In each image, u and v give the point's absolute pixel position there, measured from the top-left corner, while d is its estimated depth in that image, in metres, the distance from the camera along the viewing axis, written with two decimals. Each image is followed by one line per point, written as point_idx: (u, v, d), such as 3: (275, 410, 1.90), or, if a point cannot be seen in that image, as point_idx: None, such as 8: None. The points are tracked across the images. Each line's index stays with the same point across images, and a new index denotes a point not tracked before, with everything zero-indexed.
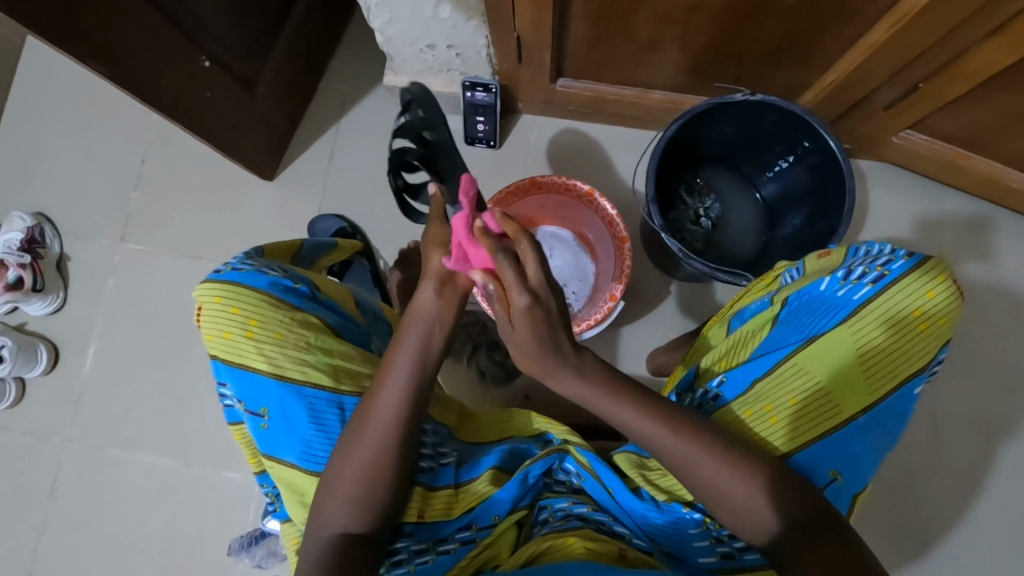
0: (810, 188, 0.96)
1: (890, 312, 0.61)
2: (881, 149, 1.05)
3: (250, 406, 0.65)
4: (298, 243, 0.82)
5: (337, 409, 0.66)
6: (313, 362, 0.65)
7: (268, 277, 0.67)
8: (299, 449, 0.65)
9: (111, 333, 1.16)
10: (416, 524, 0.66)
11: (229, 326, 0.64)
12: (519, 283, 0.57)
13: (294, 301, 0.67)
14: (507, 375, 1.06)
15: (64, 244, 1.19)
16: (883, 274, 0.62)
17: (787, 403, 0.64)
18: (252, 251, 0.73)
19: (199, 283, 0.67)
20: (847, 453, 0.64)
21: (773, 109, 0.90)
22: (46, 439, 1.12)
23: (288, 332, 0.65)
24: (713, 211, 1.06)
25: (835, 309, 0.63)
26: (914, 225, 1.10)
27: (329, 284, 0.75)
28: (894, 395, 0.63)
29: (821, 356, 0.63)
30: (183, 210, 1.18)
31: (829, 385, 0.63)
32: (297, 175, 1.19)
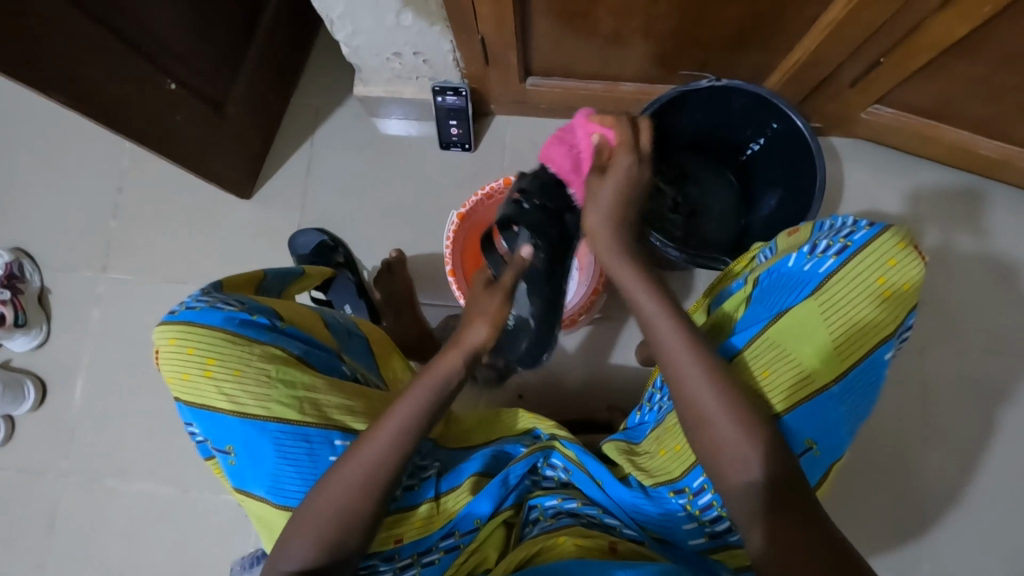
0: (784, 171, 0.97)
1: (856, 281, 0.62)
2: (851, 125, 1.06)
3: (217, 444, 0.66)
4: (261, 274, 0.80)
5: (303, 442, 0.65)
6: (275, 396, 0.64)
7: (223, 312, 0.66)
8: (268, 483, 0.65)
9: (98, 364, 1.15)
10: (397, 547, 0.67)
11: (188, 367, 0.64)
12: (628, 144, 0.74)
13: (252, 335, 0.66)
14: (499, 377, 1.03)
15: (44, 278, 1.18)
16: (846, 245, 0.63)
17: (760, 376, 0.64)
18: (210, 287, 0.72)
19: (158, 326, 0.67)
20: (821, 422, 0.64)
21: (739, 93, 0.91)
22: (40, 475, 1.11)
23: (246, 368, 0.64)
24: (691, 197, 1.05)
25: (803, 282, 0.65)
26: (890, 198, 1.10)
27: (294, 312, 0.74)
28: (865, 363, 0.64)
29: (791, 329, 0.64)
30: (162, 235, 1.18)
31: (802, 357, 0.63)
32: (275, 192, 1.18)
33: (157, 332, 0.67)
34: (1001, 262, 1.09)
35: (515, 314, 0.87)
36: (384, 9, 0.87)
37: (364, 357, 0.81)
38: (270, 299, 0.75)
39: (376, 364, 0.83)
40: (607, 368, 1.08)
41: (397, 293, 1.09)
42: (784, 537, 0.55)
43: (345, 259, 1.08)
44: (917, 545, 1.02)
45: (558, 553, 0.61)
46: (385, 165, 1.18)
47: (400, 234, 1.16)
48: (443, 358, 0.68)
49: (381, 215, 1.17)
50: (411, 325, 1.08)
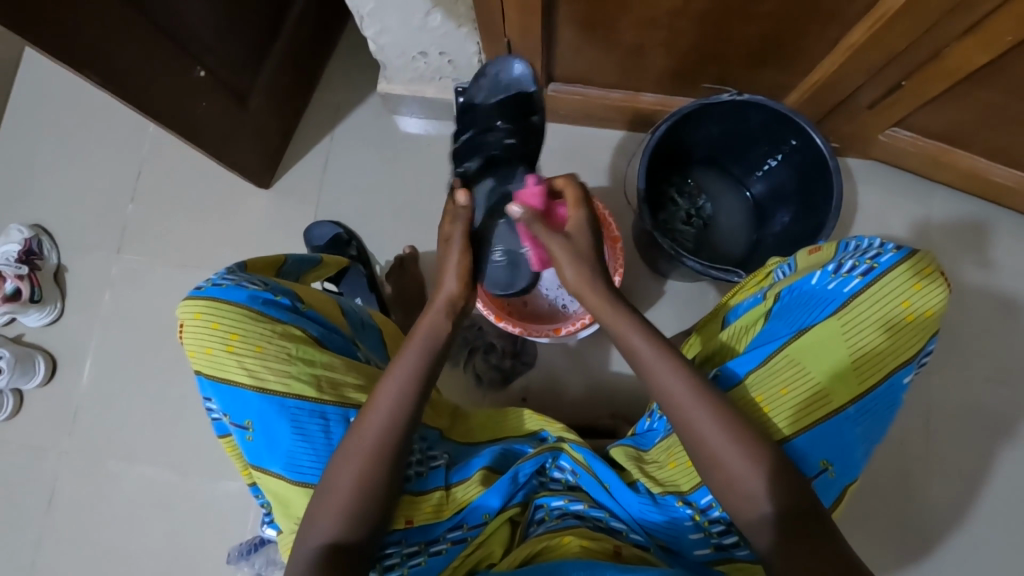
0: (798, 187, 0.97)
1: (881, 304, 0.62)
2: (866, 147, 1.07)
3: (234, 420, 0.66)
4: (282, 259, 0.81)
5: (320, 421, 0.66)
6: (295, 373, 0.65)
7: (248, 291, 0.67)
8: (284, 460, 0.66)
9: (108, 344, 1.16)
10: (405, 530, 0.67)
11: (211, 341, 0.65)
12: (578, 199, 0.70)
13: (275, 314, 0.67)
14: (503, 377, 1.07)
15: (61, 256, 1.19)
16: (872, 267, 0.63)
17: (778, 393, 0.64)
18: (235, 266, 0.73)
19: (181, 300, 0.68)
20: (836, 443, 0.64)
21: (758, 109, 0.91)
22: (45, 450, 1.12)
23: (268, 345, 0.65)
24: (704, 211, 1.07)
25: (827, 301, 0.64)
26: (904, 223, 1.11)
27: (314, 296, 0.75)
28: (884, 385, 0.64)
29: (811, 346, 0.64)
30: (179, 220, 1.20)
31: (819, 375, 0.63)
32: (293, 183, 1.20)
33: (179, 306, 0.68)
34: (1008, 291, 1.09)
35: (503, 248, 0.85)
36: (412, 9, 0.88)
37: (376, 346, 0.83)
38: (291, 283, 0.77)
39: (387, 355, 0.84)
40: (612, 375, 1.08)
41: (407, 289, 1.11)
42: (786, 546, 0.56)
43: (358, 254, 1.11)
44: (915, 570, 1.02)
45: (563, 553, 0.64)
46: (401, 162, 1.20)
47: (414, 232, 1.17)
48: (427, 316, 0.69)
49: (396, 211, 1.18)
50: None
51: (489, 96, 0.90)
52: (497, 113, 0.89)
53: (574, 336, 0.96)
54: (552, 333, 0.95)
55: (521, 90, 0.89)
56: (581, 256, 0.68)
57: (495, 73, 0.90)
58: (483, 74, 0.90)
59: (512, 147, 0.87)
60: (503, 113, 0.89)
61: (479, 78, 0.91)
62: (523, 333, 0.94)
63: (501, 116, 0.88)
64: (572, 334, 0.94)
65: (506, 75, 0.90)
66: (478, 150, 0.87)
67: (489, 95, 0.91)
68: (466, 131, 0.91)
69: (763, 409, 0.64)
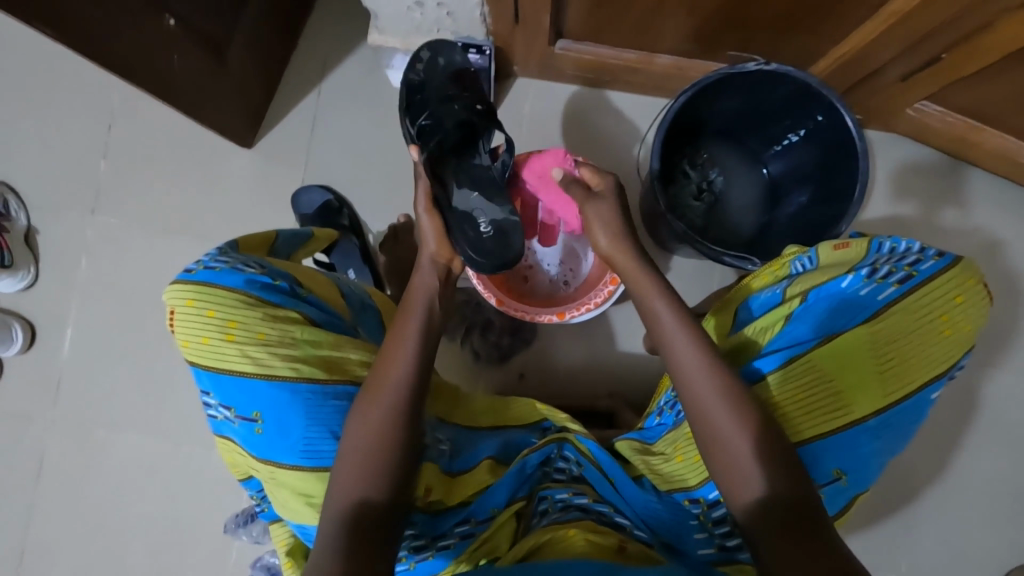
0: (820, 162, 0.90)
1: (915, 315, 0.63)
2: (891, 120, 1.01)
3: (242, 412, 0.61)
4: (272, 235, 0.76)
5: (335, 403, 0.62)
6: (303, 357, 0.62)
7: (243, 275, 0.62)
8: (300, 448, 0.61)
9: (88, 312, 1.11)
10: (420, 515, 0.68)
11: (207, 330, 0.61)
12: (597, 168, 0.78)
13: (274, 298, 0.62)
14: (501, 356, 1.06)
15: (30, 217, 1.12)
16: (911, 275, 0.63)
17: (800, 398, 0.62)
18: (226, 245, 0.68)
19: (169, 285, 0.63)
20: (853, 455, 0.64)
21: (785, 82, 0.84)
22: (31, 420, 1.09)
23: (271, 331, 0.61)
24: (716, 184, 1.01)
25: (859, 307, 0.64)
26: (922, 202, 1.06)
27: (313, 276, 0.70)
28: (909, 400, 0.64)
29: (841, 353, 0.63)
30: (157, 181, 1.12)
31: (845, 384, 0.62)
32: (279, 144, 1.12)
33: (167, 292, 0.63)
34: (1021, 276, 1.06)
35: (486, 219, 0.81)
36: None
37: (378, 328, 0.78)
38: (285, 262, 0.71)
39: None
40: (612, 353, 1.07)
41: (403, 261, 1.06)
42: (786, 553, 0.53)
43: (350, 222, 1.06)
44: (905, 552, 1.03)
45: (568, 546, 0.62)
46: (395, 123, 1.11)
47: (408, 198, 1.11)
48: (418, 273, 0.72)
49: (389, 177, 1.11)
50: None
51: (426, 76, 0.83)
52: (449, 89, 0.83)
53: (574, 321, 0.91)
54: (555, 318, 0.90)
55: (459, 70, 0.85)
56: (614, 224, 0.73)
57: (432, 57, 0.84)
58: (421, 59, 0.83)
59: (479, 110, 0.83)
60: (451, 88, 0.84)
61: (413, 61, 0.83)
62: (527, 317, 0.90)
63: (456, 90, 0.84)
64: (573, 319, 0.90)
65: (444, 59, 0.84)
66: (443, 128, 0.82)
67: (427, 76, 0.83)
68: (421, 114, 0.82)
69: (780, 412, 0.62)
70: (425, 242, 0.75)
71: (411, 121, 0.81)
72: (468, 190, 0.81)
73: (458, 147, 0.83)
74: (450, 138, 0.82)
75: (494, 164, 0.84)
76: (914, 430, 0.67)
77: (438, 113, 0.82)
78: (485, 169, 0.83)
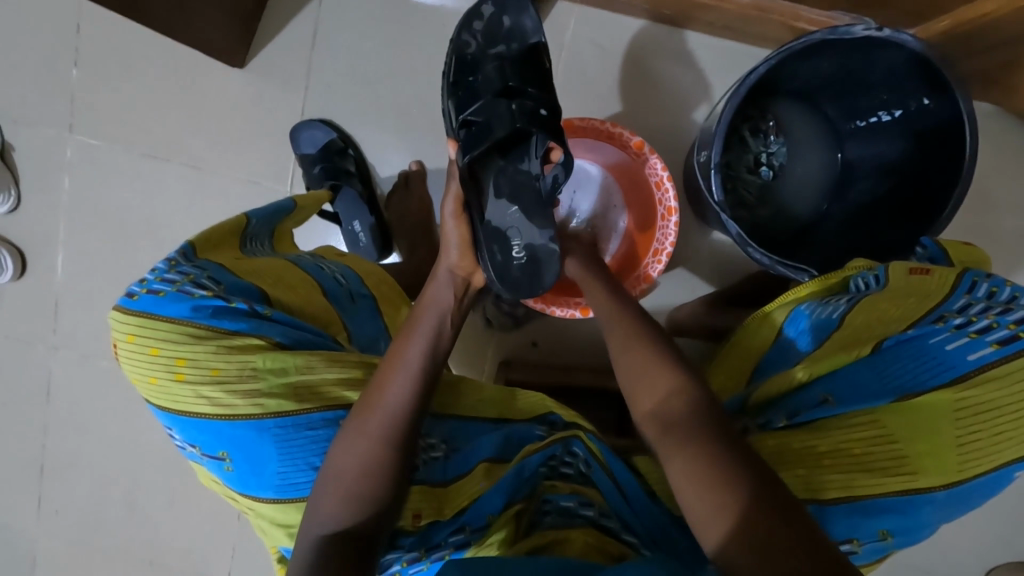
0: (906, 153, 0.76)
1: (1010, 380, 0.57)
2: (1001, 93, 0.84)
3: (208, 451, 0.56)
4: (244, 220, 0.65)
5: (309, 432, 0.56)
6: (266, 390, 0.54)
7: (189, 301, 0.55)
8: (276, 484, 0.56)
9: (78, 239, 1.04)
10: (412, 533, 0.65)
11: (155, 370, 0.55)
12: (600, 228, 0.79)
13: (228, 325, 0.55)
14: (515, 323, 1.00)
15: (4, 129, 1.00)
16: (1015, 336, 0.57)
17: (851, 452, 0.59)
18: (179, 252, 0.59)
19: (113, 314, 0.57)
20: (907, 521, 0.59)
21: (896, 50, 0.67)
22: (31, 346, 1.07)
23: (225, 366, 0.54)
24: (777, 156, 0.87)
25: (944, 365, 0.58)
26: (1010, 190, 0.92)
27: (284, 283, 0.62)
28: (987, 476, 0.58)
29: (913, 412, 0.57)
30: (138, 97, 0.99)
31: (912, 449, 0.57)
32: (274, 61, 0.97)
33: (113, 322, 0.58)
34: None
35: (521, 243, 0.66)
36: None
37: (368, 320, 0.70)
38: (252, 261, 0.63)
39: (384, 324, 0.72)
40: None
41: (410, 214, 0.95)
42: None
43: (356, 167, 0.95)
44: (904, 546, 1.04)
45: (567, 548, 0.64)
46: (410, 45, 0.95)
47: (421, 139, 0.98)
48: (432, 286, 0.67)
49: (401, 111, 0.97)
50: (426, 256, 0.96)
51: (486, 48, 0.71)
52: (508, 74, 0.69)
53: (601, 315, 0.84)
54: (578, 314, 0.83)
55: (527, 44, 0.71)
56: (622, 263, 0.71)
57: (496, 14, 0.72)
58: (480, 17, 0.71)
59: (538, 115, 0.66)
60: (513, 75, 0.69)
61: (472, 20, 0.72)
62: (546, 310, 0.84)
63: (520, 80, 0.69)
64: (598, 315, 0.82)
65: (510, 20, 0.71)
66: (490, 132, 0.65)
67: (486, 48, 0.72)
68: (470, 105, 0.68)
69: (831, 465, 0.59)
70: (448, 251, 0.69)
71: (457, 115, 0.69)
72: (507, 202, 0.66)
73: (504, 148, 0.66)
74: (497, 141, 0.65)
75: (544, 175, 0.66)
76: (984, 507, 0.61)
77: (489, 107, 0.66)
78: (531, 178, 0.66)
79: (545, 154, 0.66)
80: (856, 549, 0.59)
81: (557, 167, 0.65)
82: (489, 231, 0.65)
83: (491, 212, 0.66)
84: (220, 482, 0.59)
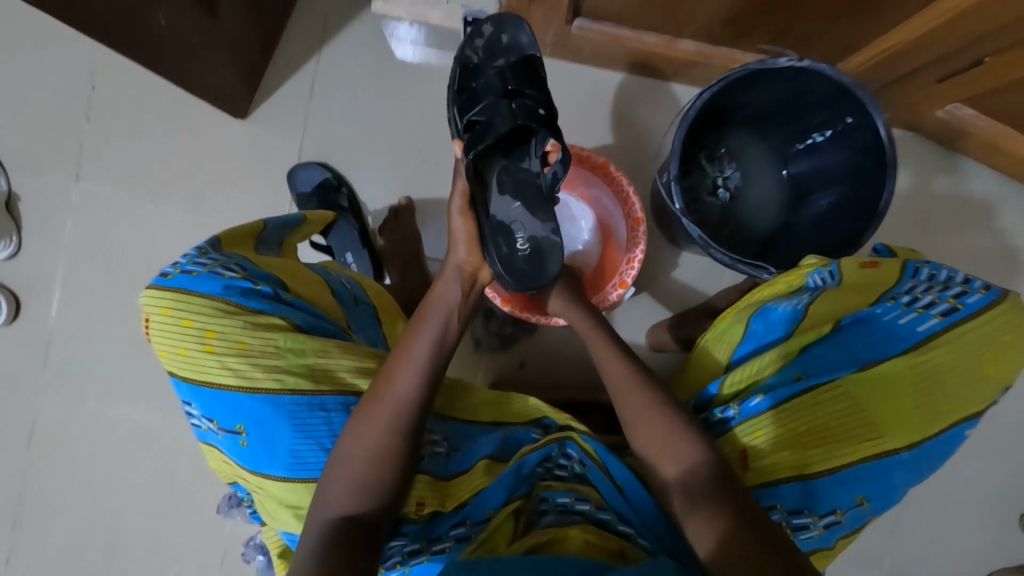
0: (847, 164, 0.85)
1: (957, 348, 0.63)
2: (919, 120, 0.96)
3: (225, 425, 0.61)
4: (260, 224, 0.72)
5: (322, 413, 0.63)
6: (286, 367, 0.61)
7: (221, 280, 0.61)
8: (287, 461, 0.61)
9: (76, 281, 1.07)
10: (414, 525, 0.68)
11: (184, 341, 0.60)
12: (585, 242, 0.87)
13: (255, 305, 0.62)
14: (502, 343, 1.05)
15: (11, 180, 1.06)
16: (955, 308, 0.64)
17: (830, 427, 0.62)
18: (206, 244, 0.66)
19: (146, 291, 0.63)
20: (881, 485, 0.63)
21: (820, 78, 0.78)
22: (16, 391, 1.06)
23: (251, 340, 0.60)
24: (732, 180, 0.97)
25: (898, 337, 0.63)
26: (939, 205, 1.03)
27: (299, 278, 0.68)
28: (944, 435, 0.64)
29: (875, 383, 0.63)
30: (145, 147, 1.06)
31: (879, 417, 0.62)
32: (274, 112, 1.06)
33: (145, 298, 0.63)
34: None
35: (525, 236, 0.74)
36: None
37: (370, 324, 0.77)
38: (272, 258, 0.70)
39: (382, 333, 0.79)
40: None
41: (401, 243, 1.02)
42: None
43: (349, 203, 1.02)
44: (894, 552, 1.05)
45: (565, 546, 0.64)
46: (399, 94, 1.06)
47: (410, 177, 1.06)
48: (442, 282, 0.73)
49: (391, 153, 1.06)
50: (417, 281, 1.02)
51: (488, 61, 0.76)
52: (507, 79, 0.74)
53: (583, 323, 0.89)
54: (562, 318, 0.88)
55: (525, 55, 0.76)
56: None
57: (495, 32, 0.76)
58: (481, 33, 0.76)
59: (540, 115, 0.71)
60: (512, 79, 0.74)
61: (474, 36, 0.77)
62: (534, 318, 0.89)
63: (519, 83, 0.74)
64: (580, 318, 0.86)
65: (508, 38, 0.76)
66: (492, 130, 0.71)
67: (487, 60, 0.77)
68: (473, 108, 0.74)
69: (813, 443, 0.62)
70: (456, 248, 0.75)
71: (461, 117, 0.75)
72: (511, 198, 0.75)
73: (510, 145, 0.74)
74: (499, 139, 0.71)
75: (544, 173, 0.74)
76: (943, 465, 0.67)
77: (490, 107, 0.72)
78: (533, 176, 0.74)
79: (543, 155, 0.75)
80: (837, 518, 0.63)
81: (556, 165, 0.70)
82: (496, 227, 0.73)
83: (495, 207, 0.74)
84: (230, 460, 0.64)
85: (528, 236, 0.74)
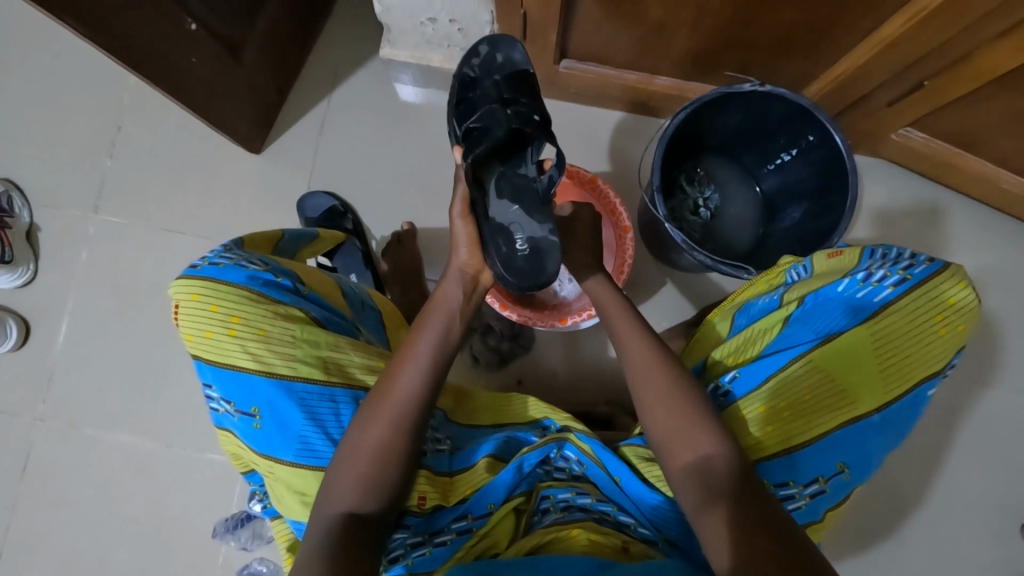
0: (812, 177, 0.94)
1: (909, 314, 0.66)
2: (877, 144, 1.06)
3: (241, 407, 0.65)
4: (279, 234, 0.79)
5: (331, 404, 0.67)
6: (301, 357, 0.66)
7: (246, 271, 0.67)
8: (297, 446, 0.65)
9: (86, 308, 1.10)
10: (416, 517, 0.69)
11: (210, 325, 0.65)
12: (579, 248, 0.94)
13: (275, 295, 0.67)
14: (500, 360, 1.06)
15: (33, 213, 1.12)
16: (904, 278, 0.66)
17: (802, 398, 0.66)
18: (231, 242, 0.72)
19: (176, 280, 0.68)
20: (858, 449, 0.67)
21: (781, 101, 0.88)
22: (17, 417, 1.07)
23: (271, 327, 0.65)
24: (712, 201, 1.04)
25: (856, 310, 0.67)
26: (905, 222, 1.11)
27: (315, 279, 0.74)
28: (909, 396, 0.67)
29: (838, 355, 0.66)
30: (163, 182, 1.14)
31: (845, 384, 0.66)
32: (287, 148, 1.15)
33: (174, 287, 0.68)
34: (1002, 296, 1.10)
35: (524, 236, 0.77)
36: None
37: (377, 329, 0.82)
38: (290, 261, 0.76)
39: (387, 337, 0.83)
40: (607, 362, 1.09)
41: (403, 265, 1.07)
42: (752, 550, 0.53)
43: (354, 226, 1.08)
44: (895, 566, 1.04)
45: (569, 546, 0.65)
46: (403, 131, 1.15)
47: (412, 205, 1.14)
48: (444, 284, 0.77)
49: (395, 183, 1.14)
50: (418, 300, 1.06)
51: (485, 73, 0.84)
52: (503, 89, 0.82)
53: (580, 326, 0.94)
54: (558, 323, 0.93)
55: (518, 70, 0.83)
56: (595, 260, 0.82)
57: (490, 51, 0.84)
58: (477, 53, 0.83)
59: (534, 121, 0.79)
60: (507, 88, 0.82)
61: (471, 55, 0.84)
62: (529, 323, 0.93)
63: (513, 92, 0.82)
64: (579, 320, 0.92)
65: (502, 55, 0.84)
66: (489, 134, 0.79)
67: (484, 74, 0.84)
68: (471, 116, 0.82)
69: (789, 416, 0.66)
70: (459, 251, 0.80)
71: (460, 124, 0.82)
72: (509, 201, 0.79)
73: (509, 150, 0.81)
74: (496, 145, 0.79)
75: (540, 178, 0.79)
76: (915, 426, 0.70)
77: (487, 115, 0.80)
78: (529, 179, 0.80)
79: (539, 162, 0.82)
80: (821, 486, 0.67)
81: (551, 170, 0.76)
82: (497, 229, 0.77)
83: (495, 209, 0.79)
84: (243, 443, 0.68)
85: (529, 237, 0.77)
